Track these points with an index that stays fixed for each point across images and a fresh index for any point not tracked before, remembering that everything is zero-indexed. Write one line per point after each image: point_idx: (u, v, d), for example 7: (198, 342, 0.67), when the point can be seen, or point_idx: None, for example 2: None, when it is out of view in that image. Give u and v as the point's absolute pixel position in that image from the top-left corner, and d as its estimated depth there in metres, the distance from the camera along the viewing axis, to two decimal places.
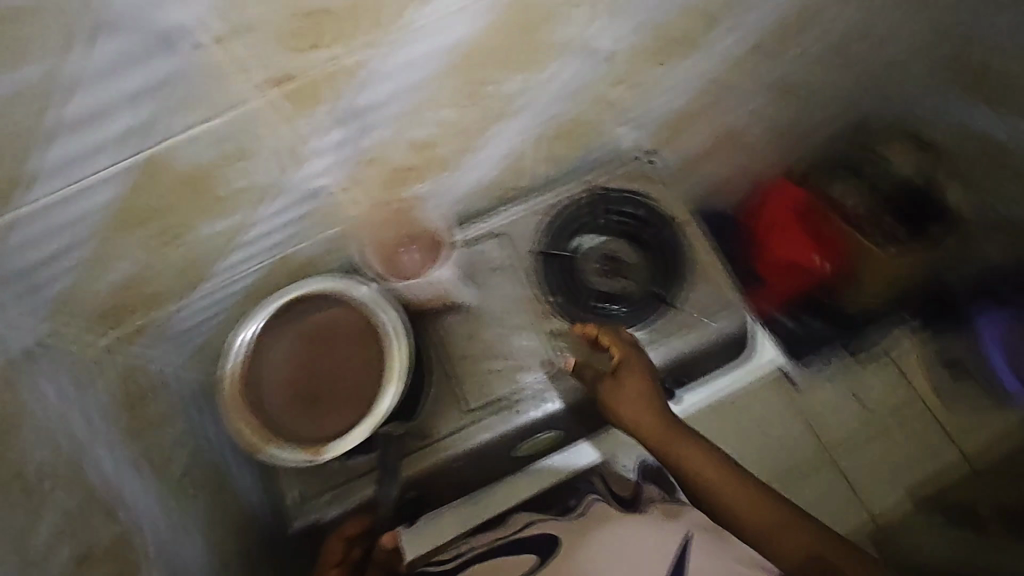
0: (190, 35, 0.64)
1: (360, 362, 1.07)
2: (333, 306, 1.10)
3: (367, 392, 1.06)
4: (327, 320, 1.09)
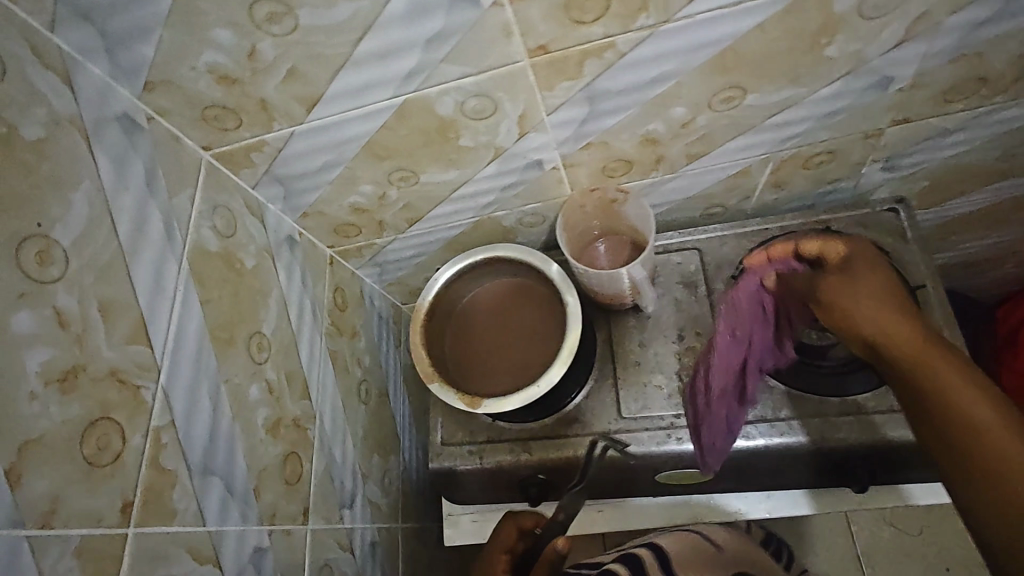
0: (130, 137, 0.59)
1: (526, 378, 0.79)
2: (515, 275, 0.85)
3: (558, 327, 0.81)
4: (532, 292, 0.84)
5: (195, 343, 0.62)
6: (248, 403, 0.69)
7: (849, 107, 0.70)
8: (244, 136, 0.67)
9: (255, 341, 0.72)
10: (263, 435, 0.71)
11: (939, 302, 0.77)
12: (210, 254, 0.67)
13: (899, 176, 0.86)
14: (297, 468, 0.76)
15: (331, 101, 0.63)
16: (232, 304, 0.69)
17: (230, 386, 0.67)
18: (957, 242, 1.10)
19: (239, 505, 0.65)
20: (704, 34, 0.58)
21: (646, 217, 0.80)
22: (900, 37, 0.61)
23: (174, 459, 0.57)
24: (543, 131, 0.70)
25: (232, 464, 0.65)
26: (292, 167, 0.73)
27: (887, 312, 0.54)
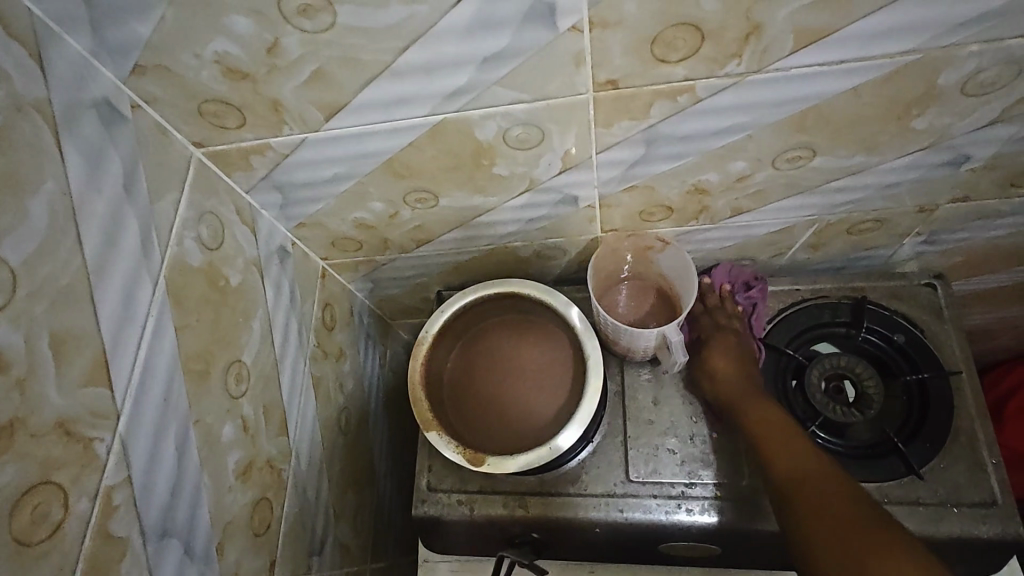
0: (109, 129, 0.48)
1: (531, 432, 0.71)
2: (527, 312, 0.77)
3: (573, 377, 0.72)
4: (543, 332, 0.75)
5: (163, 378, 0.52)
6: (219, 446, 0.59)
7: (914, 180, 0.65)
8: (245, 137, 0.57)
9: (233, 371, 0.62)
10: (232, 482, 0.61)
11: (972, 392, 0.74)
12: (191, 270, 0.57)
13: (938, 250, 0.82)
14: (267, 517, 0.67)
15: (357, 111, 0.54)
16: (211, 328, 0.59)
17: (200, 428, 0.57)
18: (973, 313, 1.06)
19: (197, 569, 0.55)
20: (793, 90, 0.52)
21: (683, 266, 0.73)
22: (992, 117, 0.56)
23: (126, 524, 0.47)
24: (588, 168, 0.63)
25: (192, 521, 0.55)
26: (297, 176, 0.64)
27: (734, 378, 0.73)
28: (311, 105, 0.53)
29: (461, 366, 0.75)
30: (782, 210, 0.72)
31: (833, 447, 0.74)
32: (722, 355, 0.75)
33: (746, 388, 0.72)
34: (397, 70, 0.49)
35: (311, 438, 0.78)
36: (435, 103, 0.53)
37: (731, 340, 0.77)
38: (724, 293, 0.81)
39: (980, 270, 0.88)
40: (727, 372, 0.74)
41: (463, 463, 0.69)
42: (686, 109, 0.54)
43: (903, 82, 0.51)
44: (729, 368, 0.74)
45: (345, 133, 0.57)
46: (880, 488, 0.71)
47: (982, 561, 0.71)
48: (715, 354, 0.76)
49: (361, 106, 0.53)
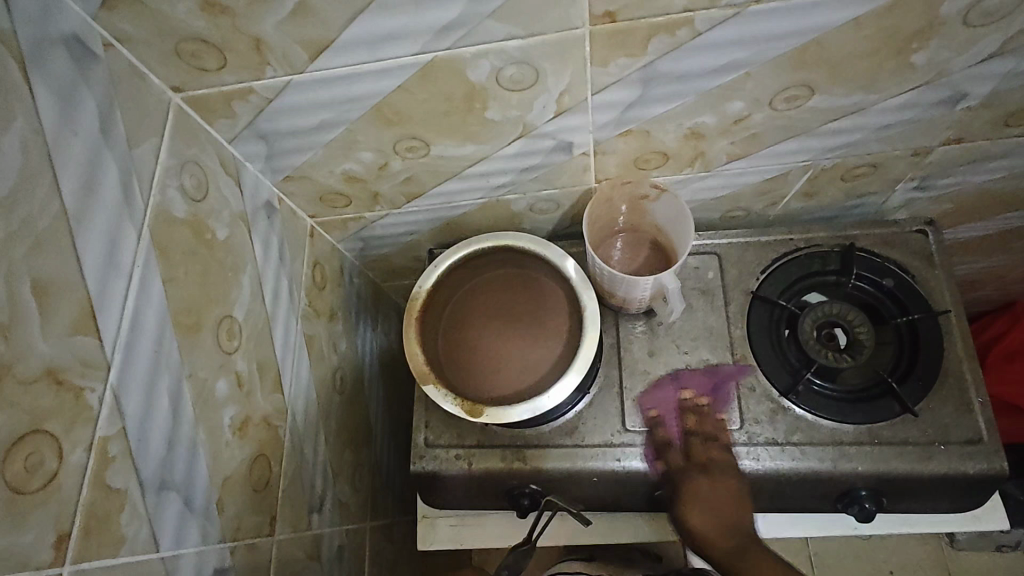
0: (81, 67, 0.46)
1: (529, 383, 0.71)
2: (521, 266, 0.76)
3: (568, 328, 0.72)
4: (537, 285, 0.75)
5: (154, 330, 0.51)
6: (215, 402, 0.59)
7: (910, 120, 0.65)
8: (225, 80, 0.55)
9: (225, 327, 0.61)
10: (230, 437, 0.60)
11: (960, 334, 0.75)
12: (175, 221, 0.55)
13: (929, 196, 0.83)
14: (266, 473, 0.66)
15: (343, 50, 0.52)
16: (200, 282, 0.58)
17: (195, 383, 0.56)
18: (959, 263, 1.08)
19: (198, 523, 0.55)
20: (792, 22, 0.50)
21: (676, 216, 0.73)
22: (992, 51, 0.55)
23: (124, 476, 0.47)
24: (582, 112, 0.62)
25: (191, 475, 0.54)
26: (283, 124, 0.61)
27: (712, 499, 0.72)
28: (294, 43, 0.51)
29: (455, 316, 0.75)
30: (778, 155, 0.71)
31: (827, 393, 0.75)
32: (705, 497, 0.72)
33: (735, 512, 0.72)
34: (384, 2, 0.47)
35: (306, 397, 0.78)
36: (425, 40, 0.51)
37: (716, 479, 0.72)
38: (693, 404, 0.77)
39: (969, 218, 0.89)
40: (712, 500, 0.72)
41: (462, 415, 0.68)
42: (685, 43, 0.52)
43: (907, 10, 0.50)
44: (716, 520, 0.72)
45: (331, 74, 0.54)
46: (872, 428, 0.72)
47: (967, 498, 0.73)
48: (691, 510, 0.72)
49: (347, 42, 0.51)
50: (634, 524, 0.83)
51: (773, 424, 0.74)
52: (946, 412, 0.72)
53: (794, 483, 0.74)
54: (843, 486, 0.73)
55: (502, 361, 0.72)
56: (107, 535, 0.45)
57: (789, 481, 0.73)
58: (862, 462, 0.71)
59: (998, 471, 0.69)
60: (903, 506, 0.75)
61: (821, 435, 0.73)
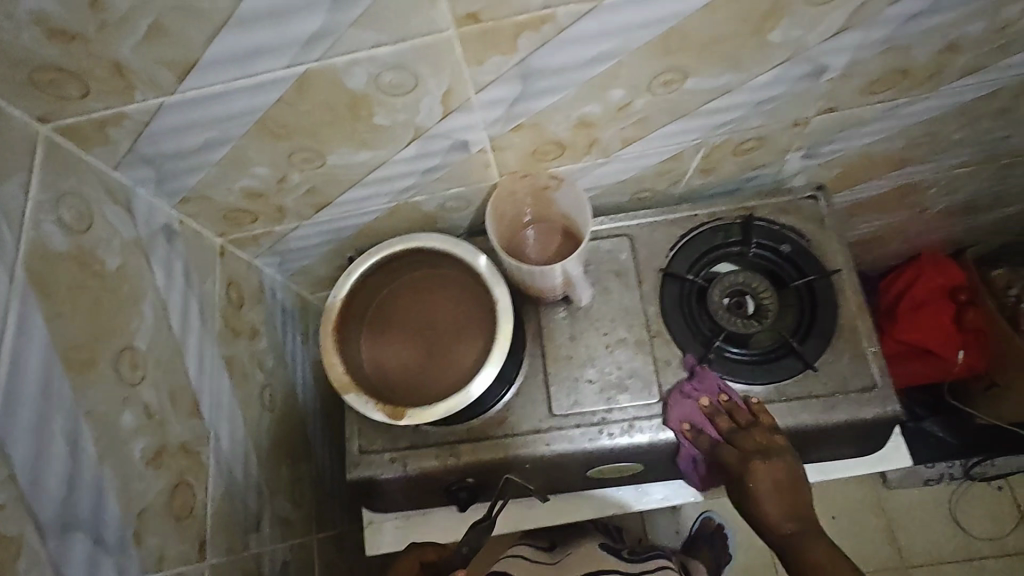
0: None
1: (451, 381, 0.73)
2: (436, 266, 0.77)
3: (485, 323, 0.74)
4: (453, 285, 0.77)
5: (38, 372, 0.50)
6: (122, 436, 0.58)
7: (782, 95, 0.69)
8: (93, 108, 0.53)
9: (126, 358, 0.60)
10: (143, 469, 0.59)
11: (853, 291, 0.80)
12: (55, 257, 0.54)
13: (818, 163, 0.88)
14: (190, 500, 0.66)
15: (210, 68, 0.51)
16: (91, 316, 0.56)
17: (95, 419, 0.55)
18: (862, 222, 1.14)
19: (113, 560, 0.54)
20: (650, 11, 0.53)
21: (578, 203, 0.75)
22: (839, 26, 0.59)
23: (18, 522, 0.46)
24: (469, 110, 0.62)
25: (99, 513, 0.53)
26: (165, 146, 0.60)
27: (772, 485, 0.73)
28: (157, 66, 0.50)
29: (377, 324, 0.77)
30: (670, 137, 0.74)
31: (737, 359, 0.79)
32: (768, 479, 0.73)
33: (777, 491, 0.73)
34: (241, 18, 0.47)
35: (231, 419, 0.77)
36: (293, 53, 0.51)
37: (773, 464, 0.73)
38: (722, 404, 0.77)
39: (859, 180, 0.95)
40: (777, 481, 0.73)
41: (385, 419, 0.69)
42: (552, 38, 0.54)
43: None
44: (776, 503, 0.73)
45: (204, 93, 0.53)
46: (778, 386, 0.77)
47: (870, 440, 0.79)
48: (771, 497, 0.73)
49: (212, 60, 0.50)
50: (572, 503, 0.86)
51: (690, 393, 0.78)
52: (845, 365, 0.77)
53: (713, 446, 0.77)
54: None
55: (426, 362, 0.75)
56: None
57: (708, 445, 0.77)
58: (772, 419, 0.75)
59: (892, 413, 0.74)
60: (814, 456, 0.80)
61: (733, 398, 0.77)
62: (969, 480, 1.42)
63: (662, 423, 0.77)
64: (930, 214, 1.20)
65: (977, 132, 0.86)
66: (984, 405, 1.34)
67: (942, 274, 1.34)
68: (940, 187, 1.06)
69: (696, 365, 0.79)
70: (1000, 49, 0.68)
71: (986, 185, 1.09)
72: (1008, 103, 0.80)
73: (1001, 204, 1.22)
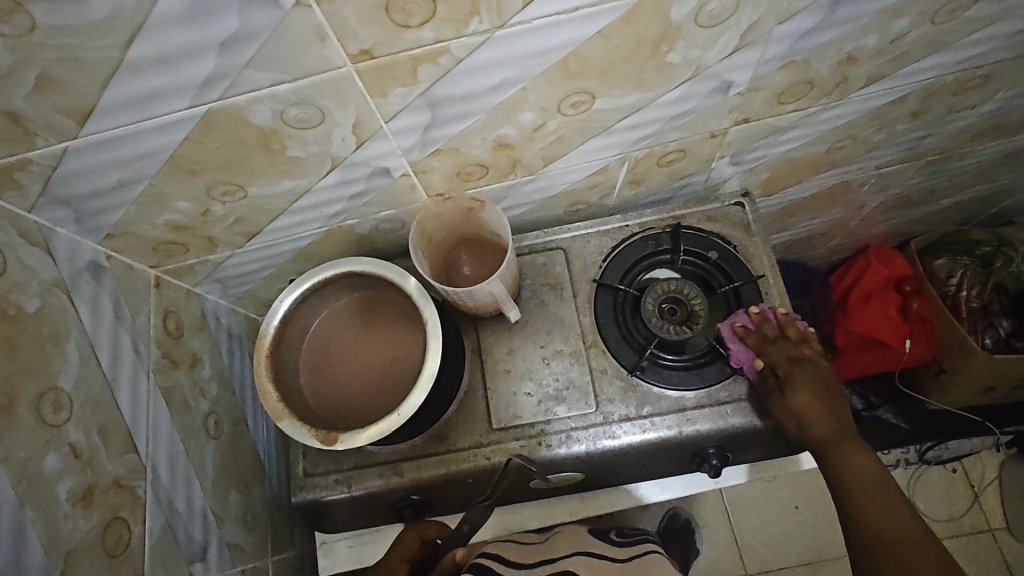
0: None
1: (393, 400, 0.75)
2: (372, 290, 0.79)
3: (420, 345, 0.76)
4: (389, 307, 0.79)
5: None
6: (45, 478, 0.58)
7: (694, 109, 0.71)
8: None
9: (47, 400, 0.60)
10: (70, 511, 0.60)
11: (778, 292, 0.83)
12: None
13: (745, 170, 0.90)
14: (126, 537, 0.66)
15: (108, 112, 0.52)
16: (5, 361, 0.56)
17: (14, 464, 0.55)
18: (803, 220, 1.17)
19: None
20: (543, 39, 0.54)
21: (504, 222, 0.76)
22: (735, 45, 0.61)
23: None
24: (383, 138, 0.63)
25: (21, 559, 0.54)
26: (78, 187, 0.60)
27: (813, 393, 0.74)
28: (53, 113, 0.50)
29: (317, 351, 0.78)
30: (592, 152, 0.76)
31: (671, 367, 0.80)
32: (791, 393, 0.74)
33: (821, 422, 0.73)
34: (131, 65, 0.48)
35: (171, 450, 0.77)
36: (190, 94, 0.52)
37: (807, 368, 0.76)
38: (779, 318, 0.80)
39: (789, 183, 0.97)
40: (802, 403, 0.74)
41: (319, 445, 0.69)
42: (452, 69, 0.55)
43: (643, 20, 0.55)
44: (809, 394, 0.74)
45: (107, 135, 0.54)
46: (710, 390, 0.79)
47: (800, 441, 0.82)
48: (801, 389, 0.74)
49: (108, 105, 0.51)
50: (519, 514, 0.88)
51: (625, 401, 0.79)
52: None
53: (649, 453, 0.79)
54: (692, 447, 0.79)
55: (369, 385, 0.76)
56: None
57: (645, 450, 0.79)
58: (704, 424, 0.77)
59: None
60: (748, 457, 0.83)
61: (667, 405, 0.79)
62: (924, 464, 1.47)
63: (598, 431, 0.78)
64: (869, 209, 1.23)
65: (896, 133, 0.89)
66: (935, 393, 1.37)
67: (890, 266, 1.38)
68: (872, 185, 1.10)
69: (631, 375, 0.80)
70: (900, 58, 0.71)
71: (918, 181, 1.13)
72: (919, 106, 0.83)
73: (936, 197, 1.26)
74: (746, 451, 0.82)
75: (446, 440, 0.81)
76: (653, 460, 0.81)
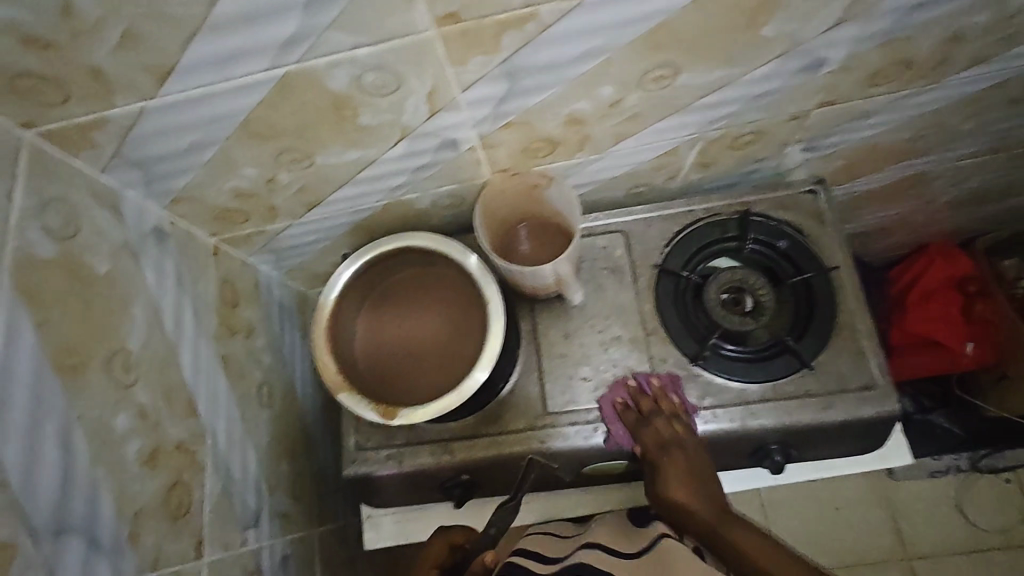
0: None
1: (449, 376, 0.73)
2: (431, 265, 0.77)
3: (478, 322, 0.74)
4: (446, 283, 0.77)
5: (28, 379, 0.50)
6: (114, 438, 0.58)
7: (779, 88, 0.67)
8: (75, 112, 0.53)
9: (117, 361, 0.60)
10: (137, 471, 0.60)
11: (852, 286, 0.79)
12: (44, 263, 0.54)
13: (819, 156, 0.85)
14: (187, 500, 0.67)
15: (189, 71, 0.51)
16: (79, 320, 0.57)
17: (87, 422, 0.55)
18: (869, 212, 1.12)
19: (109, 559, 0.55)
20: (636, 6, 0.51)
21: (569, 201, 0.74)
22: (836, 18, 0.57)
23: (11, 526, 0.47)
24: (456, 109, 0.62)
25: (93, 515, 0.54)
26: (151, 150, 0.60)
27: (695, 476, 0.71)
28: (135, 71, 0.50)
29: (374, 321, 0.77)
30: (666, 132, 0.73)
31: (734, 357, 0.78)
32: (676, 473, 0.71)
33: (711, 513, 0.68)
34: (216, 22, 0.46)
35: (228, 416, 0.78)
36: (271, 55, 0.50)
37: (687, 450, 0.72)
38: (654, 389, 0.77)
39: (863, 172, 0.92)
40: (681, 482, 0.70)
41: (377, 419, 0.69)
42: (536, 37, 0.53)
43: None
44: (682, 484, 0.70)
45: (184, 96, 0.53)
46: (775, 384, 0.76)
47: (868, 440, 0.78)
48: (675, 480, 0.70)
49: (190, 64, 0.50)
50: (567, 500, 0.86)
51: (685, 391, 0.77)
52: (844, 362, 0.76)
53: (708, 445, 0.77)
54: (752, 441, 0.77)
55: (425, 357, 0.75)
56: None
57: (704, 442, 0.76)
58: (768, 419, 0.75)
59: (890, 411, 0.73)
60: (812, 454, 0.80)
61: (729, 397, 0.76)
62: (977, 472, 1.41)
63: None
64: (939, 203, 1.17)
65: (986, 122, 0.83)
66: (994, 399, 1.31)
67: (952, 265, 1.30)
68: (948, 178, 1.04)
69: (692, 365, 0.78)
70: (1008, 38, 0.65)
71: (997, 175, 1.06)
72: (1018, 92, 0.77)
73: (1012, 193, 1.19)
74: (809, 448, 0.79)
75: (500, 421, 0.80)
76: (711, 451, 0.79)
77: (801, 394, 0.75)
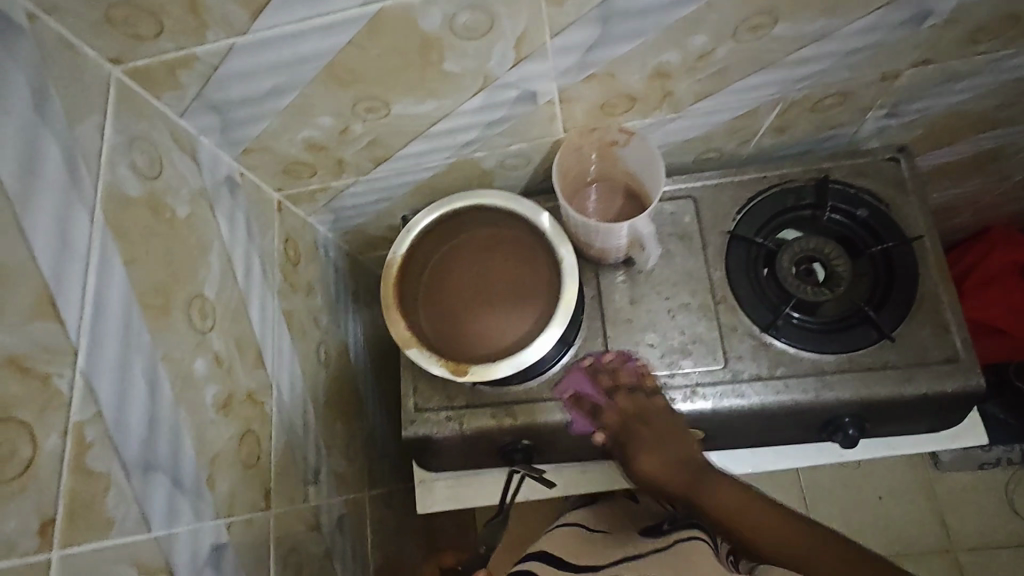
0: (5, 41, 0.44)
1: (517, 332, 0.71)
2: (499, 223, 0.75)
3: (548, 281, 0.72)
4: (514, 241, 0.74)
5: (120, 315, 0.50)
6: (194, 381, 0.58)
7: (875, 43, 0.64)
8: (165, 47, 0.52)
9: (196, 306, 0.60)
10: (214, 417, 0.60)
11: (935, 257, 0.76)
12: (132, 202, 0.53)
13: (900, 123, 0.82)
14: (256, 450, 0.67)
15: (284, 5, 0.49)
16: (164, 262, 0.56)
17: (170, 363, 0.55)
18: (936, 190, 1.08)
19: (190, 501, 0.55)
20: None
21: (647, 161, 0.72)
22: None
23: (103, 460, 0.46)
24: (542, 57, 0.60)
25: (176, 456, 0.54)
26: (233, 93, 0.59)
27: (667, 443, 0.71)
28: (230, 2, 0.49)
29: (439, 275, 0.74)
30: (749, 90, 0.70)
31: (808, 327, 0.75)
32: (647, 445, 0.71)
33: (683, 484, 0.70)
34: None
35: (291, 372, 0.77)
36: None
37: (653, 424, 0.72)
38: (611, 365, 0.76)
39: (942, 143, 0.88)
40: (651, 465, 0.71)
41: (447, 376, 0.69)
42: None
43: None
44: (649, 459, 0.71)
45: (275, 32, 0.52)
46: (851, 355, 0.74)
47: (947, 416, 0.75)
48: (641, 455, 0.72)
49: None
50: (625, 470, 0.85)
51: (756, 360, 0.75)
52: (925, 335, 0.73)
53: (778, 417, 0.75)
54: (825, 414, 0.74)
55: (493, 310, 0.72)
56: (93, 515, 0.45)
57: (774, 414, 0.74)
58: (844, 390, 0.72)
59: (975, 385, 0.70)
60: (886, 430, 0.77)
61: (803, 367, 0.74)
62: None
63: (726, 389, 0.74)
64: (1009, 182, 1.12)
65: None
66: None
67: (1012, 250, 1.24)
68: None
69: (763, 334, 0.76)
70: None
71: None
72: None
73: None
74: (884, 424, 0.76)
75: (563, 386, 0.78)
76: (780, 423, 0.76)
77: (880, 367, 0.73)
